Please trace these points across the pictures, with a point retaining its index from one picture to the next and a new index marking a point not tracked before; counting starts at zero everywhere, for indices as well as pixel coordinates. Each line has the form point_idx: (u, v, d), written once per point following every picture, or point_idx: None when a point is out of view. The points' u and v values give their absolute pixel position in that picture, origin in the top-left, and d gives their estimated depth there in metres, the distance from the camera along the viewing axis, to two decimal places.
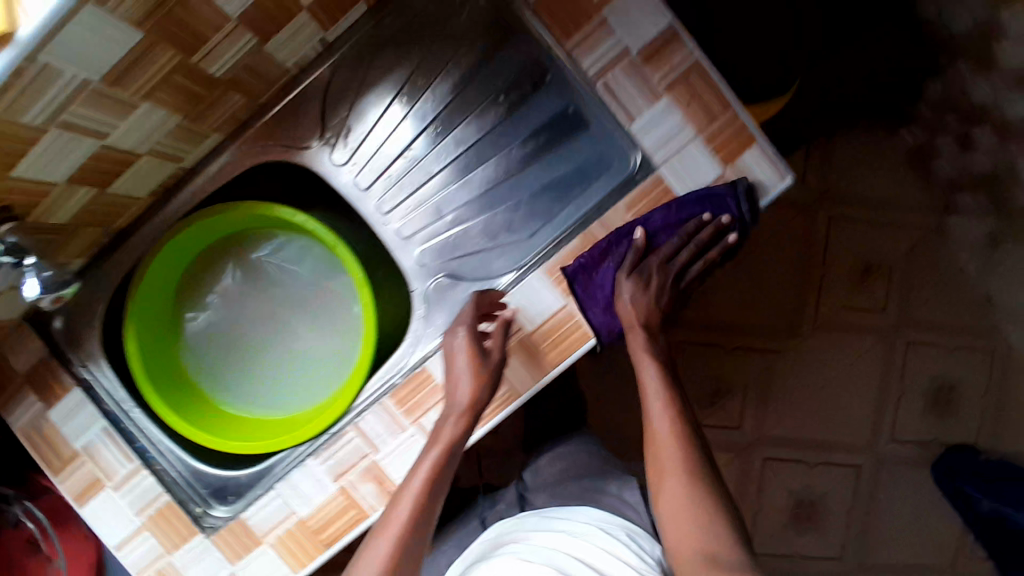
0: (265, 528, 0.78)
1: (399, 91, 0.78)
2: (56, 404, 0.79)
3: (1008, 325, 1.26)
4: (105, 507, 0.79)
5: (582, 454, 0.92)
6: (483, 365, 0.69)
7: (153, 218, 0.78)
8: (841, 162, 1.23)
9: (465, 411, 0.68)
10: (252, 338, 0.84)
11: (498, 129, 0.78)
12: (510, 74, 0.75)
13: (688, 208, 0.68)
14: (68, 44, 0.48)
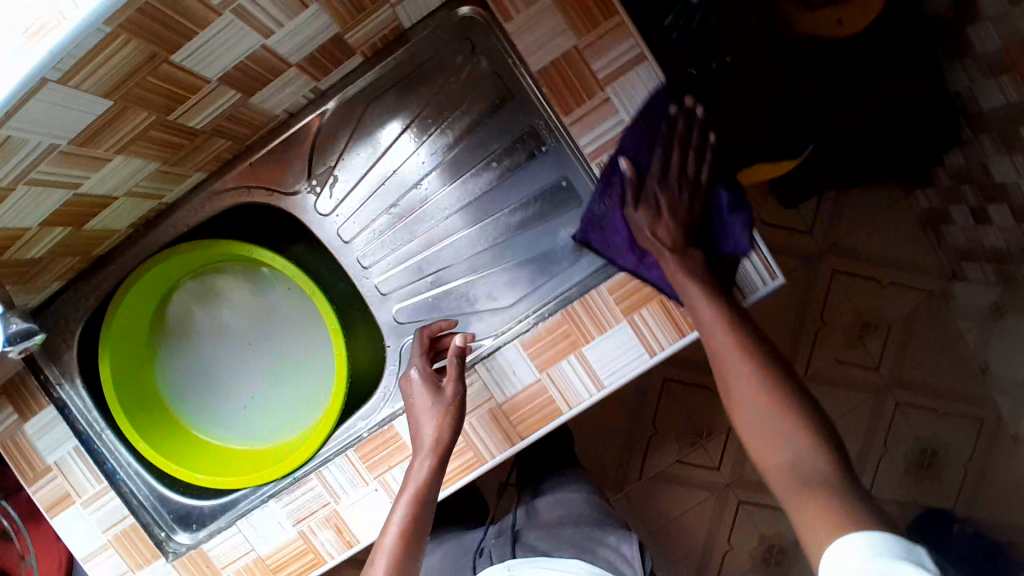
0: (224, 561, 0.79)
1: (394, 139, 0.76)
2: (30, 418, 0.79)
3: (1000, 396, 1.18)
4: (74, 521, 0.80)
5: (574, 499, 0.79)
6: (439, 404, 0.69)
7: (134, 246, 0.78)
8: (852, 215, 1.19)
9: (432, 443, 0.67)
10: (229, 367, 0.85)
11: (489, 189, 0.76)
12: (507, 139, 0.74)
13: (651, 116, 0.66)
14: (28, 116, 0.47)
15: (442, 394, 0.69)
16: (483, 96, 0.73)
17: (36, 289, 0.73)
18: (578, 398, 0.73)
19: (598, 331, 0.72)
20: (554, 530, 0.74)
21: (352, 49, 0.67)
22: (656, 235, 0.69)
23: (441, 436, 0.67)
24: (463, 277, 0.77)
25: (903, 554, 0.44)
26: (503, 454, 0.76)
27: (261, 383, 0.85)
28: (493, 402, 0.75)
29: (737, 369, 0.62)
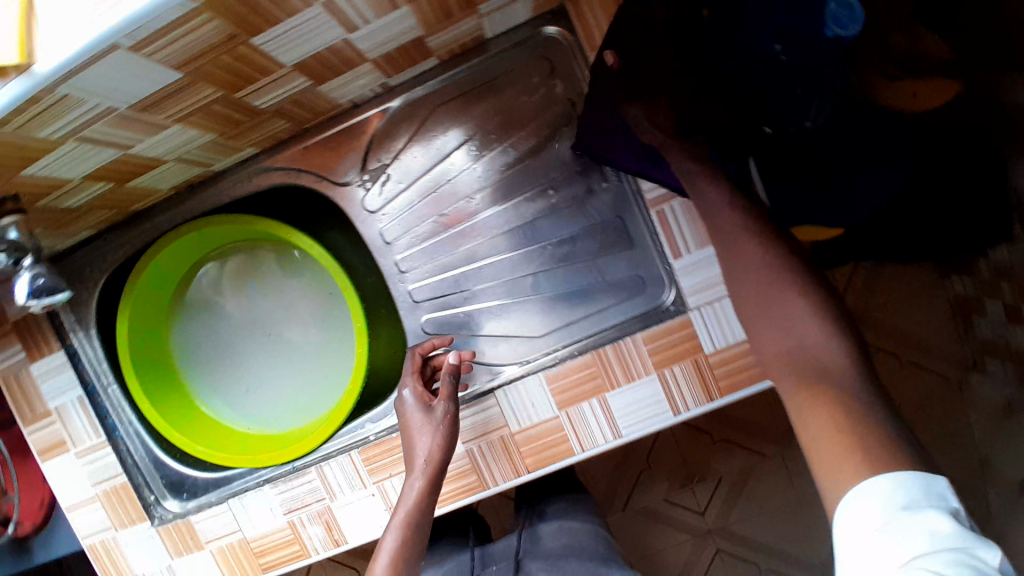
0: (208, 537, 0.78)
1: (454, 146, 0.73)
2: (40, 359, 0.79)
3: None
4: (66, 468, 0.80)
5: (583, 532, 0.75)
6: (428, 426, 0.68)
7: (174, 208, 0.76)
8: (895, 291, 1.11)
9: (427, 464, 0.66)
10: (246, 343, 0.84)
11: (539, 216, 0.73)
12: (569, 169, 0.72)
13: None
14: (95, 78, 0.45)
15: (433, 412, 0.68)
16: (553, 121, 0.72)
17: (68, 234, 0.72)
18: (593, 442, 0.73)
19: (625, 380, 0.71)
20: (557, 562, 0.70)
21: (431, 52, 0.65)
22: (655, 122, 0.66)
23: (432, 458, 0.66)
24: (497, 299, 0.75)
25: (930, 502, 0.44)
26: (505, 483, 0.74)
27: (273, 365, 0.83)
28: (505, 430, 0.73)
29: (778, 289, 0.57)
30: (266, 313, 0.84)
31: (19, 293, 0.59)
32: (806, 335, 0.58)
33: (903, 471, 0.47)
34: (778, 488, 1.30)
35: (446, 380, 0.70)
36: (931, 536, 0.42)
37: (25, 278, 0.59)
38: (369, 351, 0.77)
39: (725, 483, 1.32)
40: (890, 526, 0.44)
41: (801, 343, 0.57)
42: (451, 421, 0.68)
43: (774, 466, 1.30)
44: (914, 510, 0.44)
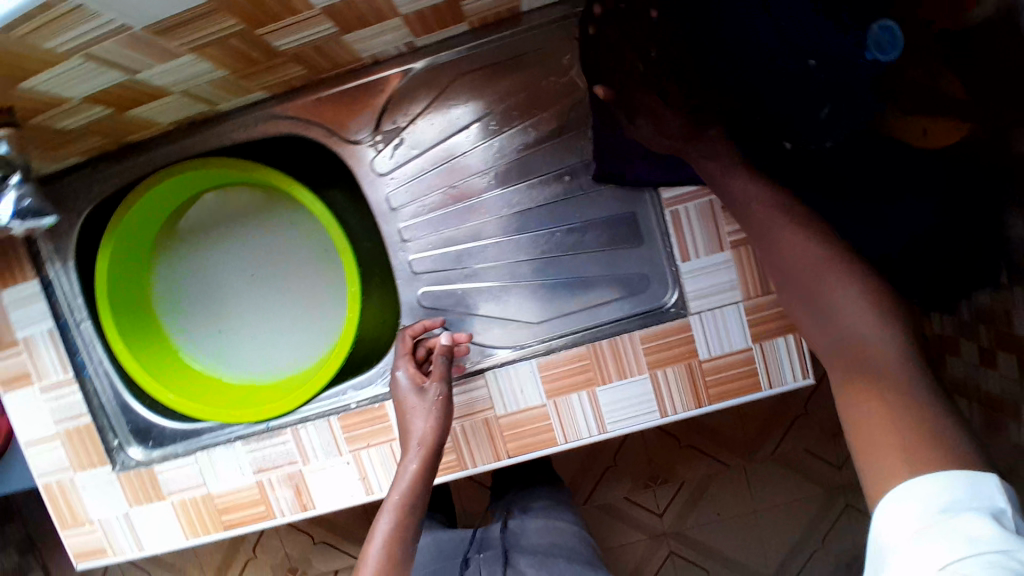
0: (171, 488, 0.76)
1: (474, 117, 0.71)
2: (12, 285, 0.75)
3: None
4: (27, 402, 0.78)
5: (567, 524, 0.77)
6: (422, 410, 0.68)
7: (167, 143, 0.72)
8: None
9: (421, 446, 0.66)
10: (233, 293, 0.81)
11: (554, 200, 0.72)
12: (589, 158, 0.71)
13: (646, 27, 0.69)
14: None
15: (426, 394, 0.68)
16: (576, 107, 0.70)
17: (56, 157, 0.68)
18: (577, 434, 0.72)
19: (617, 376, 0.71)
20: (545, 562, 0.69)
21: (464, 16, 0.63)
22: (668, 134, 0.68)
23: (426, 441, 0.67)
24: (498, 281, 0.74)
25: (974, 503, 0.44)
26: (484, 466, 0.74)
27: (261, 319, 0.81)
28: (491, 412, 0.73)
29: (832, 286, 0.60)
30: (256, 265, 0.81)
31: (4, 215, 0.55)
32: (860, 325, 0.58)
33: (949, 470, 0.47)
34: (735, 499, 1.34)
35: (441, 363, 0.69)
36: (970, 539, 0.42)
37: (12, 199, 0.55)
38: (359, 316, 0.74)
39: (686, 488, 1.35)
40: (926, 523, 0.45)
41: (853, 333, 0.58)
42: (445, 404, 0.68)
43: (734, 478, 1.34)
44: (953, 514, 0.44)
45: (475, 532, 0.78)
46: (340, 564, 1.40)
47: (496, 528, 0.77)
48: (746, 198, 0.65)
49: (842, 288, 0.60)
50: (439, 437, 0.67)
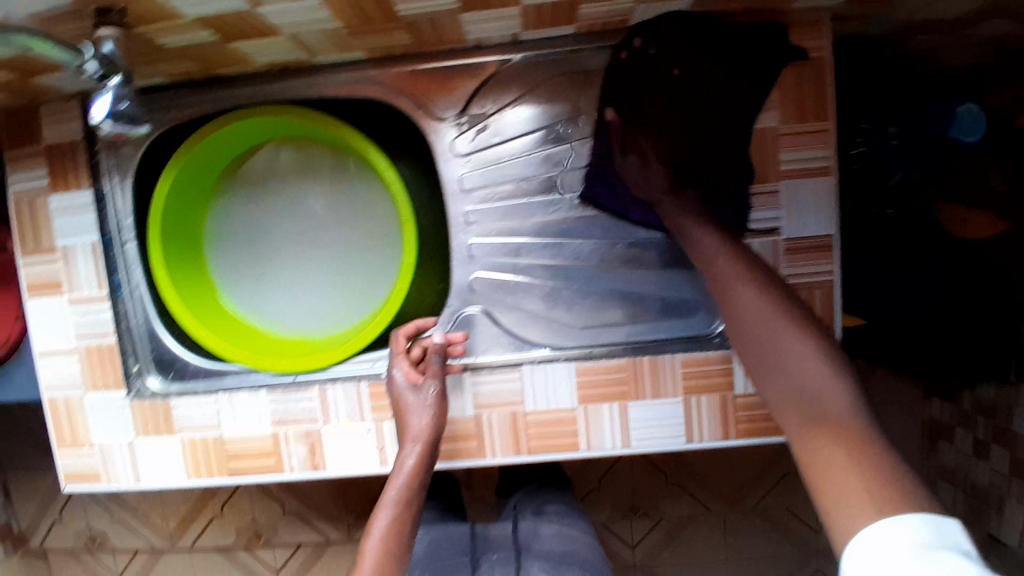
0: (184, 425, 0.74)
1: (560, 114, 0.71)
2: (63, 192, 0.73)
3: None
4: (51, 311, 0.75)
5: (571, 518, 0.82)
6: (418, 405, 0.68)
7: (251, 82, 0.71)
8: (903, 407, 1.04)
9: (418, 440, 0.67)
10: (280, 242, 0.81)
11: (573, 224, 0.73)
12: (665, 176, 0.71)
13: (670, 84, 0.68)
14: None
15: (422, 391, 0.69)
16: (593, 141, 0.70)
17: (140, 71, 0.66)
18: (600, 443, 0.72)
19: (651, 394, 0.71)
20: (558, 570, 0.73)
21: (578, 18, 0.64)
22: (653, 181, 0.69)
23: (420, 435, 0.67)
24: (550, 280, 0.73)
25: (953, 544, 0.41)
26: (503, 459, 0.74)
27: (304, 272, 0.81)
28: (520, 408, 0.72)
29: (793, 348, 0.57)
30: (307, 219, 0.80)
31: (96, 113, 0.57)
32: (813, 381, 0.55)
33: (916, 511, 0.43)
34: (709, 542, 1.37)
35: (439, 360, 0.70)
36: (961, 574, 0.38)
37: (109, 98, 0.57)
38: (408, 289, 0.74)
39: (664, 523, 1.36)
40: (901, 559, 0.41)
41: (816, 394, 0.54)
42: (440, 399, 0.69)
43: (713, 521, 1.36)
44: (931, 551, 0.41)
45: (484, 527, 0.82)
46: (305, 538, 1.37)
47: (509, 526, 0.81)
48: (713, 255, 0.64)
49: (802, 354, 0.56)
50: (434, 431, 0.68)
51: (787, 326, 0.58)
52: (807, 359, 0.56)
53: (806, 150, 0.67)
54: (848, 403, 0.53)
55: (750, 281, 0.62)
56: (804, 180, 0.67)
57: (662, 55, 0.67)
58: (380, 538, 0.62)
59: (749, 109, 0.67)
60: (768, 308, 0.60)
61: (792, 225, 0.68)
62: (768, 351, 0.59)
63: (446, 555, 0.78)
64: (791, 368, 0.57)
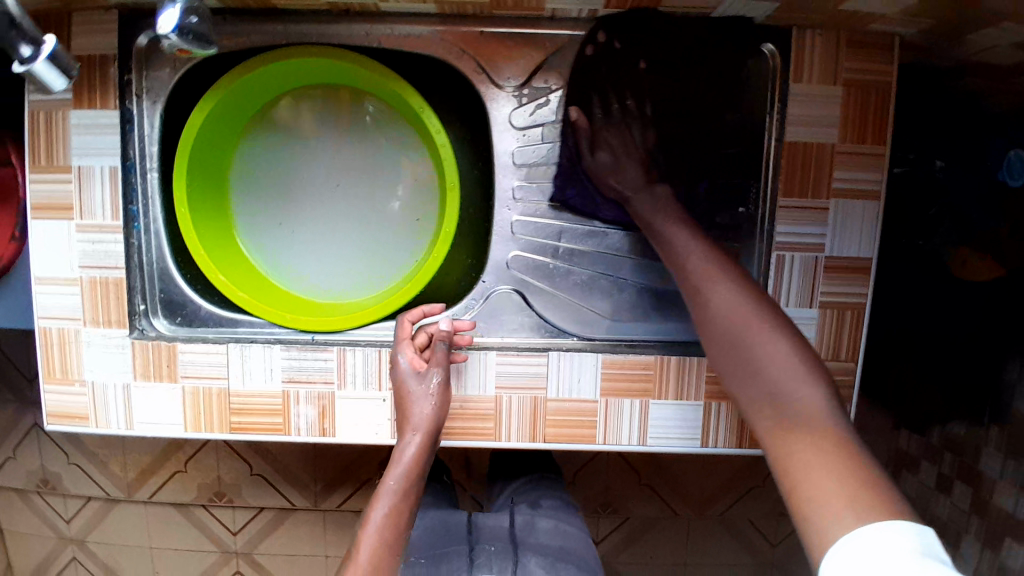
0: (187, 372, 0.70)
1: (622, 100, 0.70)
2: (87, 108, 0.68)
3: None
4: (54, 235, 0.70)
5: (566, 520, 0.79)
6: (422, 395, 0.66)
7: (308, 21, 0.67)
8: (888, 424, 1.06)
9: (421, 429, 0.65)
10: (312, 196, 0.77)
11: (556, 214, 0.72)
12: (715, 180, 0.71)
13: (625, 80, 0.69)
14: None
15: (427, 379, 0.66)
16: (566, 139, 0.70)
17: None
18: (616, 437, 0.72)
19: (673, 395, 0.71)
20: (554, 563, 0.69)
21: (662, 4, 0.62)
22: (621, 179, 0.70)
23: (421, 428, 0.66)
24: (588, 269, 0.73)
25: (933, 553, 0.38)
26: (516, 443, 0.73)
27: (334, 230, 0.78)
28: (542, 393, 0.71)
29: (775, 346, 0.55)
30: (339, 173, 0.77)
31: (164, 23, 0.51)
32: (779, 379, 0.53)
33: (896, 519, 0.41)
34: (672, 546, 1.40)
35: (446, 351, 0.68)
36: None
37: (178, 10, 0.51)
38: (442, 259, 0.72)
39: (631, 523, 1.38)
40: (895, 564, 0.37)
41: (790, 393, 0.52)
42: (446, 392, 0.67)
43: (678, 525, 1.38)
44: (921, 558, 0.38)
45: (477, 518, 0.79)
46: (269, 503, 1.32)
47: (504, 519, 0.78)
48: (684, 252, 0.64)
49: (771, 343, 0.55)
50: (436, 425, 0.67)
51: (767, 328, 0.56)
52: (777, 358, 0.55)
53: (857, 171, 0.68)
54: (823, 406, 0.51)
55: (726, 278, 0.60)
56: (852, 202, 0.68)
57: (627, 49, 0.68)
58: (377, 532, 0.61)
59: (812, 124, 0.67)
60: (749, 309, 0.58)
61: (837, 242, 0.69)
62: (743, 351, 0.56)
63: (437, 542, 0.73)
64: (765, 369, 0.55)
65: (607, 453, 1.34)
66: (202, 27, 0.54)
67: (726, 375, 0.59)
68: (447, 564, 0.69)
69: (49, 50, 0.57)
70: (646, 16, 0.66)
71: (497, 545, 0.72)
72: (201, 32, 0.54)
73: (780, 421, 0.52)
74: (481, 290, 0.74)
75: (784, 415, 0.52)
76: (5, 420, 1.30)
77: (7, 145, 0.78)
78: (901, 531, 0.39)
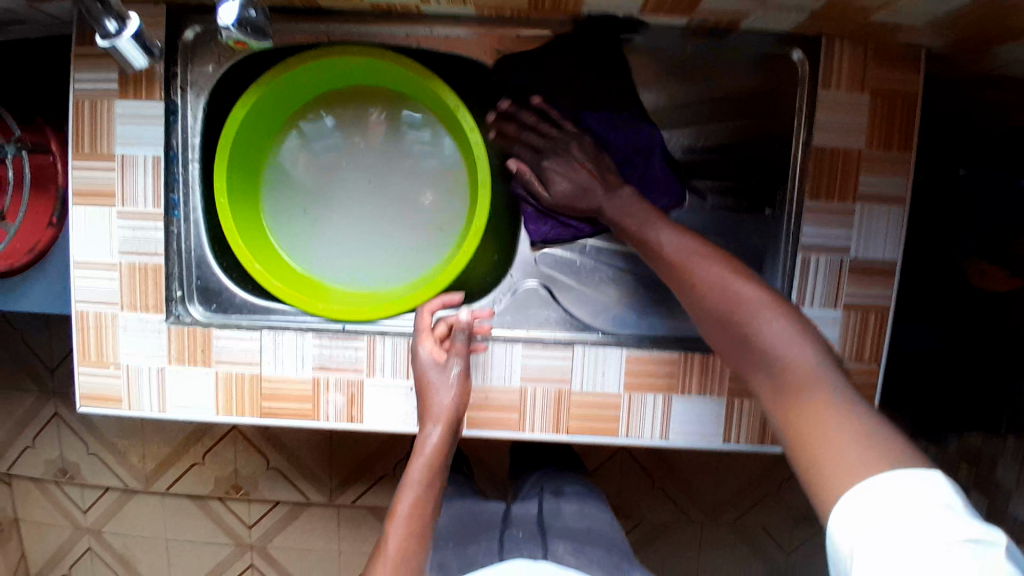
0: (220, 358, 0.71)
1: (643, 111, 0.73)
2: (134, 98, 0.70)
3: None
4: (95, 221, 0.72)
5: (595, 507, 0.80)
6: (443, 387, 0.66)
7: (351, 21, 0.70)
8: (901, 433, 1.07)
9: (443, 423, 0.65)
10: (346, 193, 0.80)
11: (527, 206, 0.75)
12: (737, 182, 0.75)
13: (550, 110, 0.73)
14: None
15: (448, 370, 0.67)
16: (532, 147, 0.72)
17: None
18: (639, 432, 0.73)
19: (696, 391, 0.72)
20: (582, 545, 0.70)
21: (694, 9, 0.64)
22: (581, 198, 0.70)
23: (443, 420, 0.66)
24: (613, 265, 0.75)
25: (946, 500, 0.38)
26: (539, 436, 0.74)
27: (366, 225, 0.80)
28: (566, 386, 0.73)
29: (773, 324, 0.53)
30: (371, 168, 0.80)
31: (225, 15, 0.55)
32: (778, 347, 0.52)
33: (905, 469, 0.40)
34: (683, 552, 1.40)
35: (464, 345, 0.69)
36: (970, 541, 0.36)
37: (238, 5, 0.55)
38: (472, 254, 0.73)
39: (643, 527, 1.38)
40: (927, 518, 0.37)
41: (789, 357, 0.51)
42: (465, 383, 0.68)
43: (690, 530, 1.38)
44: (962, 513, 0.38)
45: (505, 507, 0.80)
46: (284, 498, 1.33)
47: (531, 507, 0.79)
48: (671, 245, 0.62)
49: (774, 325, 0.53)
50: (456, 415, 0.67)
51: (764, 304, 0.55)
52: (778, 336, 0.53)
53: (883, 176, 0.69)
54: (822, 367, 0.50)
55: (721, 262, 0.59)
56: (877, 206, 0.69)
57: (558, 62, 0.72)
58: (405, 528, 0.60)
59: (839, 128, 0.69)
60: (745, 289, 0.56)
61: (863, 244, 0.70)
62: (739, 327, 0.55)
63: (466, 528, 0.75)
64: (762, 345, 0.53)
65: (620, 455, 1.35)
66: (258, 20, 0.57)
67: (742, 365, 0.56)
68: (475, 549, 0.70)
69: (132, 28, 0.60)
70: (569, 28, 0.70)
71: (524, 532, 0.73)
72: (259, 26, 0.58)
73: (783, 392, 0.50)
74: (508, 285, 0.76)
75: (782, 383, 0.51)
76: (27, 409, 1.32)
77: (45, 133, 0.80)
78: (919, 476, 0.40)
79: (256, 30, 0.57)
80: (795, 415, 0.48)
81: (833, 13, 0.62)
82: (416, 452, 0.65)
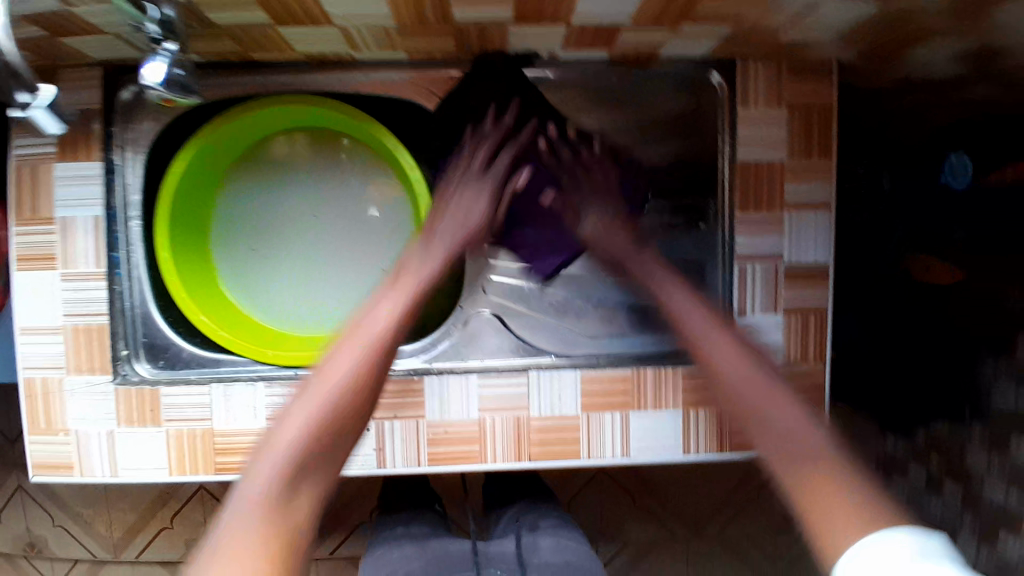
0: (171, 415, 0.70)
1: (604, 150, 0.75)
2: (72, 162, 0.71)
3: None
4: (37, 286, 0.71)
5: (574, 540, 0.79)
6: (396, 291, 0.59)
7: (285, 73, 0.72)
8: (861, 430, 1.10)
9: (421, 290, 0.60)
10: (292, 236, 0.80)
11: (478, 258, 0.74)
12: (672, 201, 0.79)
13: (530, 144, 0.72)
14: None
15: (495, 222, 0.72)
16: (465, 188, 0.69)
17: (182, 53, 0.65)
18: (600, 452, 0.73)
19: (652, 406, 0.73)
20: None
21: (613, 43, 0.68)
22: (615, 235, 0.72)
23: (360, 350, 0.54)
24: (559, 289, 0.77)
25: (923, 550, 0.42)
26: (501, 465, 0.74)
27: (314, 268, 0.80)
28: (524, 412, 0.73)
29: (788, 411, 0.53)
30: (315, 212, 0.80)
31: (151, 74, 0.57)
32: (784, 423, 0.53)
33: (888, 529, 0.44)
34: (671, 572, 1.38)
35: (428, 261, 0.63)
36: None
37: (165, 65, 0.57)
38: None
39: (629, 549, 1.37)
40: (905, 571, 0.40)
41: (797, 436, 0.52)
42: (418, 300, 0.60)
43: (675, 546, 1.37)
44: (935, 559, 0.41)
45: (478, 549, 0.78)
46: None
47: (507, 545, 0.78)
48: (682, 309, 0.64)
49: (785, 411, 0.54)
50: (388, 333, 0.56)
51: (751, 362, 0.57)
52: (789, 417, 0.53)
53: (808, 184, 0.72)
54: (828, 446, 0.51)
55: (726, 333, 0.61)
56: (805, 213, 0.72)
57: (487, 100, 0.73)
58: (286, 449, 0.48)
59: (760, 142, 0.72)
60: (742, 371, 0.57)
61: (797, 249, 0.73)
62: (747, 414, 0.55)
63: (445, 567, 0.74)
64: (763, 414, 0.54)
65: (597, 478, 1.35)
66: (183, 77, 0.60)
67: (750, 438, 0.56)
68: None
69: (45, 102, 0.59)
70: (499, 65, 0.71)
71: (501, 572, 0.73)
72: (184, 83, 0.60)
73: (788, 458, 0.51)
74: (460, 316, 0.77)
75: (790, 454, 0.51)
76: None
77: None
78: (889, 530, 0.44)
79: (181, 87, 0.60)
80: (806, 488, 0.49)
81: (742, 38, 0.65)
82: (347, 357, 0.53)
